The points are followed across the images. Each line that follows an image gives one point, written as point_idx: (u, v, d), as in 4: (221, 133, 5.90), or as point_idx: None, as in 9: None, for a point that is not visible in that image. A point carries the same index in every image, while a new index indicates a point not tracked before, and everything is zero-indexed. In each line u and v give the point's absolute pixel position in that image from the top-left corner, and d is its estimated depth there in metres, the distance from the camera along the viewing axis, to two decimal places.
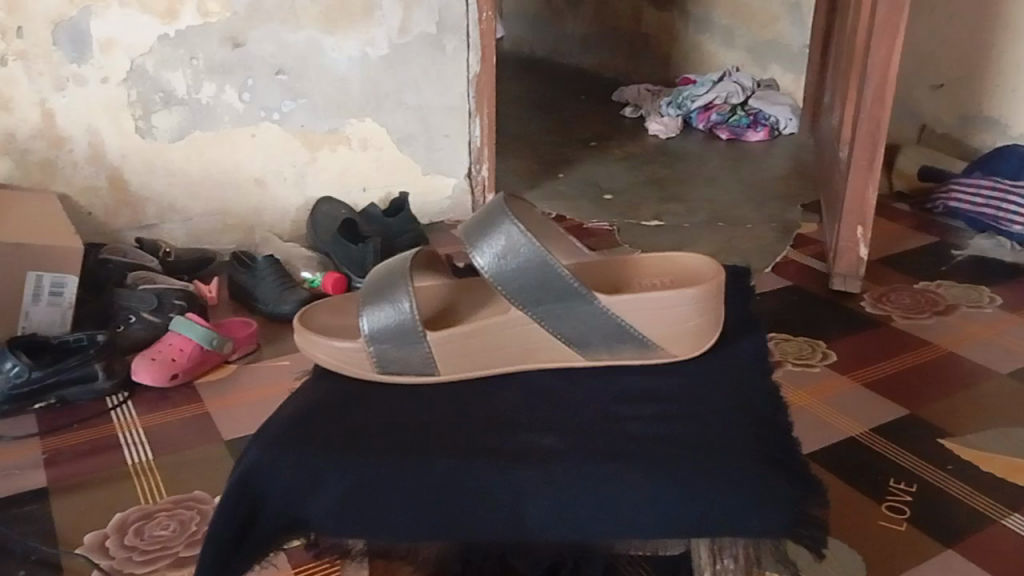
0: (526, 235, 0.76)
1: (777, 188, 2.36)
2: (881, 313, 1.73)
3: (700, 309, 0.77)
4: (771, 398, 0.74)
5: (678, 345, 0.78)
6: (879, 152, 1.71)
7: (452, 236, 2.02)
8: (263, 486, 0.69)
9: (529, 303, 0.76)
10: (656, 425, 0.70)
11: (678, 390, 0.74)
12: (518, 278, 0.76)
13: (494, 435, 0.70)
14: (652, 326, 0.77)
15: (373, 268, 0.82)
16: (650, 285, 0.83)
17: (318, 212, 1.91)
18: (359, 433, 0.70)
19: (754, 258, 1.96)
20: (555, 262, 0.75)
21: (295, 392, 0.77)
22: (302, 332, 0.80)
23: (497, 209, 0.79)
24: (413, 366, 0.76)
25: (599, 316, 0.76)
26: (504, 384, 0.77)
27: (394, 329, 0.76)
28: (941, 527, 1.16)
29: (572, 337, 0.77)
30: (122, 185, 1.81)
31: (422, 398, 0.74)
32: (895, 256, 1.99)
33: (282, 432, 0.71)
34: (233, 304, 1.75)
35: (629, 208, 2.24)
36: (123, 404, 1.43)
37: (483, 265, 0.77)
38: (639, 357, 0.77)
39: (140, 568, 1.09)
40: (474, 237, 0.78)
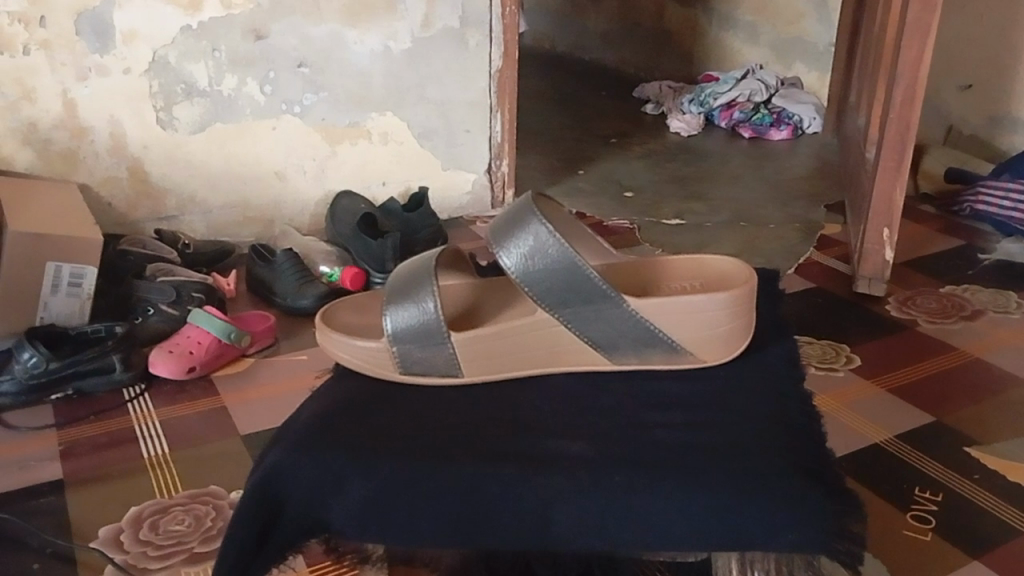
0: (554, 236, 0.74)
1: (801, 188, 2.33)
2: (907, 317, 1.70)
3: (731, 313, 0.75)
4: (801, 409, 0.72)
5: (708, 350, 0.76)
6: (907, 153, 1.68)
7: (471, 232, 2.01)
8: (283, 487, 0.67)
9: (556, 305, 0.75)
10: (685, 433, 0.68)
11: (706, 398, 0.73)
12: (545, 279, 0.74)
13: (520, 439, 0.68)
14: (681, 330, 0.75)
15: (397, 266, 0.81)
16: (680, 288, 0.82)
17: (337, 205, 1.90)
18: (382, 434, 0.69)
19: (778, 259, 1.93)
20: (584, 264, 0.74)
21: (315, 392, 0.76)
22: (324, 330, 0.78)
23: (524, 208, 0.77)
24: (437, 367, 0.74)
25: (627, 319, 0.74)
26: (529, 387, 0.75)
27: (418, 329, 0.74)
28: (968, 538, 1.14)
29: (599, 341, 0.75)
30: (142, 177, 1.80)
31: (446, 401, 0.73)
32: (920, 259, 1.96)
33: (302, 431, 0.70)
34: (252, 297, 1.74)
35: (650, 206, 2.22)
36: (141, 396, 1.43)
37: (509, 265, 0.76)
38: (668, 362, 0.76)
39: (155, 564, 1.08)
40: (501, 237, 0.77)
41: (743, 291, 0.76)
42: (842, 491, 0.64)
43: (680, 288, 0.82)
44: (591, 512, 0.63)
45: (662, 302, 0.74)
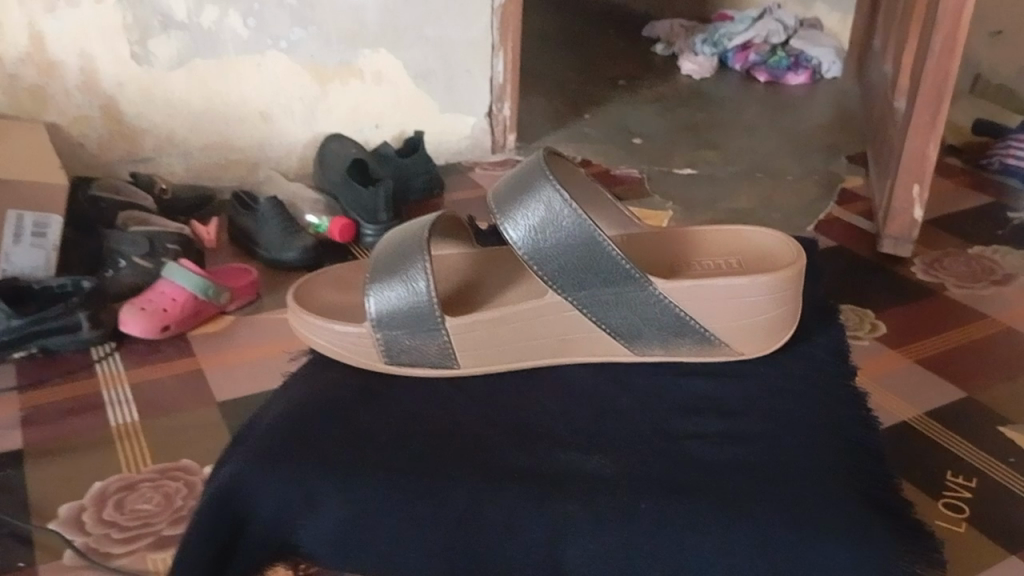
0: (571, 207, 0.66)
1: (819, 138, 2.20)
2: (934, 281, 1.59)
3: (775, 301, 0.68)
4: (828, 417, 0.65)
5: (742, 339, 0.68)
6: (945, 106, 1.56)
7: (470, 179, 1.88)
8: (245, 502, 0.60)
9: (569, 286, 0.67)
10: (694, 452, 0.62)
11: (721, 405, 0.66)
12: (557, 256, 0.66)
13: (515, 454, 0.61)
14: (714, 318, 0.68)
15: (387, 233, 0.72)
16: (715, 267, 0.74)
17: (326, 149, 1.77)
18: (359, 442, 0.62)
19: (796, 214, 1.82)
20: (602, 241, 0.66)
21: (289, 383, 0.68)
22: (300, 309, 0.70)
23: (535, 172, 0.69)
24: (429, 358, 0.67)
25: (653, 305, 0.67)
26: (531, 384, 0.68)
27: (408, 314, 0.66)
28: (1006, 530, 1.03)
29: (616, 327, 0.68)
30: (117, 116, 1.67)
31: (439, 397, 0.66)
32: (947, 218, 1.84)
33: (267, 436, 0.62)
34: (233, 249, 1.62)
35: (660, 154, 2.09)
36: (110, 356, 1.32)
37: (516, 239, 0.67)
38: (699, 353, 0.69)
39: (118, 548, 0.99)
40: (507, 205, 0.69)
41: (792, 275, 0.67)
42: (873, 524, 0.57)
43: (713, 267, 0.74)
44: (593, 543, 0.57)
45: (689, 286, 0.67)
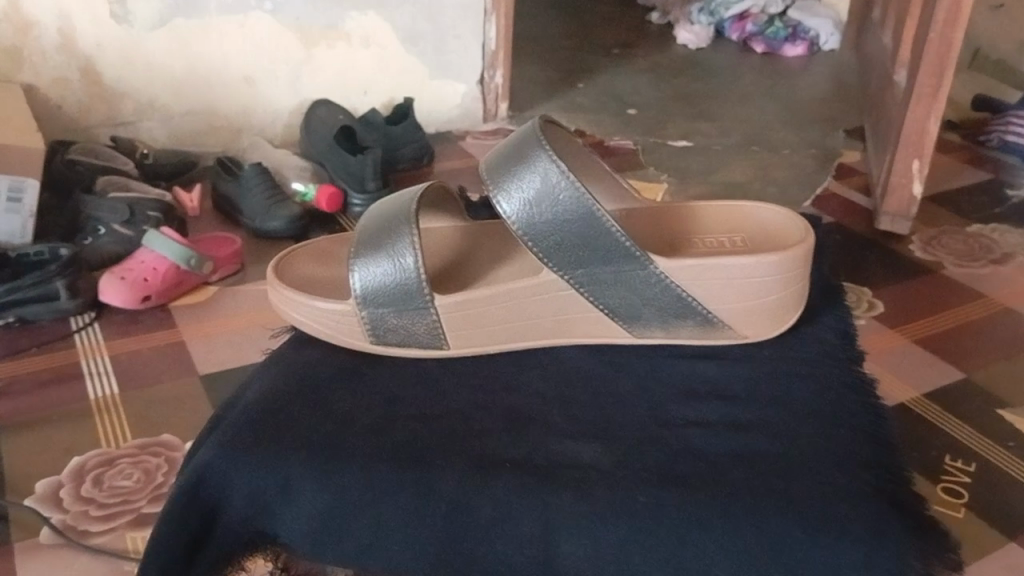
0: (568, 178, 0.64)
1: (816, 110, 2.16)
2: (932, 259, 1.56)
3: (780, 282, 0.66)
4: (812, 403, 0.64)
5: (747, 322, 0.67)
6: (947, 79, 1.52)
7: (460, 148, 1.83)
8: (216, 491, 0.58)
9: (564, 262, 0.65)
10: (670, 439, 0.60)
11: (699, 388, 0.65)
12: (551, 232, 0.65)
13: (488, 440, 0.60)
14: (718, 299, 0.66)
15: (373, 205, 0.71)
16: (715, 247, 0.74)
17: (313, 114, 1.72)
18: (329, 427, 0.60)
19: (792, 188, 1.78)
20: (600, 216, 0.64)
21: (263, 362, 0.67)
22: (280, 286, 0.69)
23: (531, 141, 0.67)
24: (418, 338, 0.66)
25: (652, 284, 0.65)
26: (518, 364, 0.67)
27: (394, 291, 0.65)
28: (1004, 516, 1.02)
29: (613, 308, 0.66)
30: (96, 79, 1.62)
31: (428, 380, 0.65)
32: (945, 194, 1.81)
33: (235, 422, 0.61)
34: (217, 216, 1.57)
35: (655, 125, 2.05)
36: (89, 326, 1.28)
37: (509, 210, 0.66)
38: (700, 337, 0.67)
39: (96, 526, 0.96)
40: (503, 176, 0.67)
41: (803, 252, 0.66)
42: (867, 514, 0.55)
43: (713, 245, 0.75)
44: (577, 535, 0.55)
45: (689, 264, 0.65)
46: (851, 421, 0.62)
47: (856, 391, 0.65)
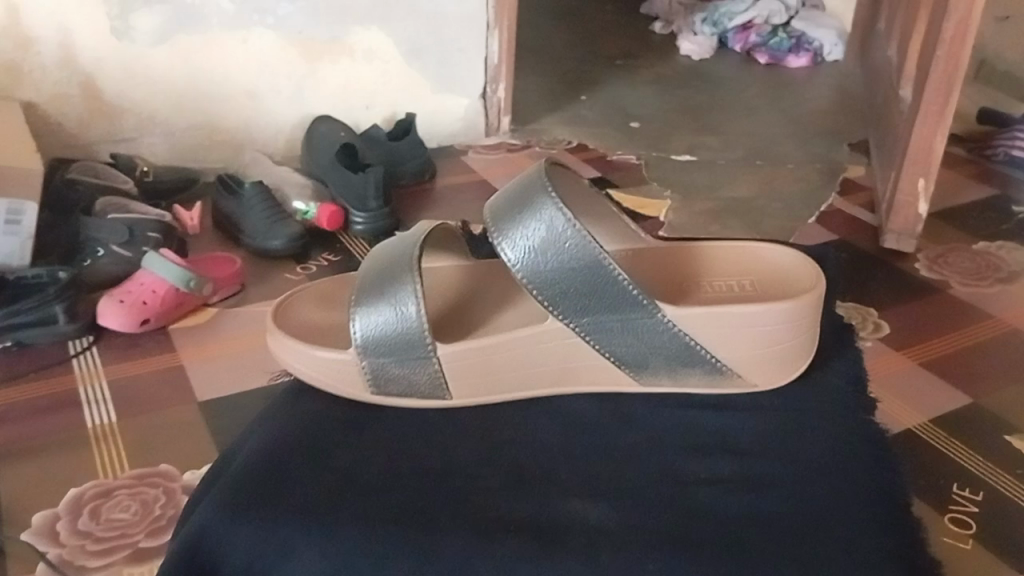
0: (574, 227, 0.73)
1: (821, 122, 2.15)
2: (938, 278, 1.54)
3: (789, 330, 0.75)
4: (748, 462, 0.71)
5: (754, 368, 0.76)
6: (954, 96, 1.51)
7: (462, 162, 1.82)
8: (211, 552, 0.65)
9: (566, 303, 0.74)
10: (619, 499, 0.68)
11: (647, 449, 0.73)
12: (556, 277, 0.73)
13: (456, 498, 0.67)
14: (729, 348, 0.75)
15: (372, 257, 0.79)
16: (729, 292, 0.83)
17: (315, 131, 1.70)
18: (314, 488, 0.67)
19: (797, 204, 1.77)
20: (600, 263, 0.72)
21: (256, 426, 0.75)
22: (285, 333, 0.77)
23: (539, 191, 0.75)
24: (420, 388, 0.74)
25: (654, 331, 0.74)
26: (499, 415, 0.76)
27: (397, 340, 0.73)
28: (1015, 548, 1.00)
29: (610, 347, 0.75)
30: (96, 94, 1.61)
31: (433, 440, 0.72)
32: (952, 210, 1.80)
33: (227, 487, 0.68)
34: (217, 234, 1.56)
35: (659, 138, 2.04)
36: (88, 350, 1.27)
37: (518, 255, 0.74)
38: (709, 385, 0.76)
39: (93, 561, 0.94)
40: (513, 223, 0.75)
41: (809, 303, 0.76)
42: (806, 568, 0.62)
43: (725, 289, 0.84)
44: None
45: (699, 314, 0.74)
46: (783, 479, 0.70)
47: (791, 447, 0.73)
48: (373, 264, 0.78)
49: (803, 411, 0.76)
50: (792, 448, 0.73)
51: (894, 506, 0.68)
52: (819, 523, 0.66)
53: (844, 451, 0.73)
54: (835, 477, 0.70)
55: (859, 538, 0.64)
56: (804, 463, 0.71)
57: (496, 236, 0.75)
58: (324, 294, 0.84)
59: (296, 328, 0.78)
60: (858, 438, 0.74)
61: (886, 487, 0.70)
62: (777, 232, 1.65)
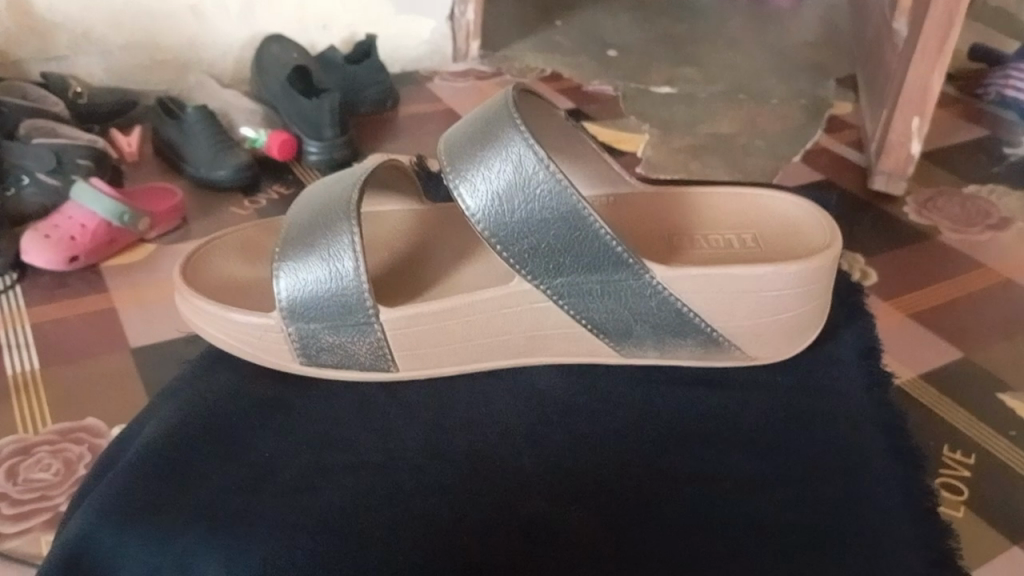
0: (546, 168, 0.63)
1: (806, 55, 2.04)
2: (927, 223, 1.46)
3: (798, 297, 0.67)
4: (716, 450, 0.64)
5: (753, 340, 0.69)
6: (954, 31, 1.41)
7: (426, 90, 1.69)
8: (98, 560, 0.57)
9: (536, 260, 0.64)
10: (575, 494, 0.60)
11: (610, 431, 0.65)
12: (524, 230, 0.64)
13: (388, 495, 0.59)
14: (727, 317, 0.67)
15: (302, 201, 0.69)
16: (728, 249, 0.76)
17: (266, 51, 1.56)
18: (223, 484, 0.59)
19: (781, 141, 1.67)
20: (575, 212, 0.63)
21: (160, 406, 0.67)
22: (202, 293, 0.67)
23: (505, 123, 0.65)
24: (361, 360, 0.66)
25: (636, 293, 0.65)
26: (449, 392, 0.68)
27: (333, 303, 0.64)
28: (1010, 516, 0.92)
29: (586, 311, 0.66)
30: (24, 8, 1.45)
31: (376, 427, 0.65)
32: (941, 151, 1.70)
33: (117, 483, 0.60)
34: (159, 163, 1.44)
35: (637, 69, 1.92)
36: (11, 289, 1.15)
37: (480, 202, 0.64)
38: (698, 355, 0.69)
39: (7, 528, 0.84)
40: (475, 162, 0.65)
41: (825, 266, 0.67)
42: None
43: (723, 244, 0.76)
44: None
45: (693, 278, 0.66)
46: (754, 467, 0.63)
47: (766, 433, 0.65)
48: (304, 209, 0.68)
49: (782, 391, 0.69)
50: (765, 434, 0.65)
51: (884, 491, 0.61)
52: (795, 523, 0.59)
53: (823, 432, 0.66)
54: (816, 466, 0.63)
55: (840, 537, 0.58)
56: (779, 451, 0.64)
57: (454, 176, 0.66)
58: (248, 247, 0.74)
59: (219, 287, 0.68)
60: (845, 418, 0.67)
61: (874, 475, 0.62)
62: (761, 172, 1.55)
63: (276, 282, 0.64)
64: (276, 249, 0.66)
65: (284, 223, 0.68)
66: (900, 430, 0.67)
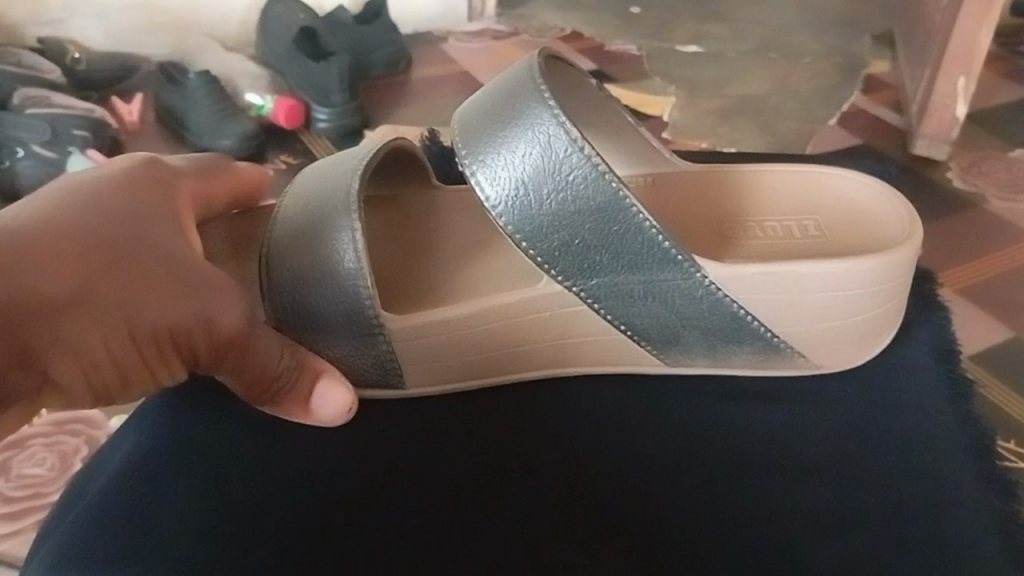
0: (579, 153, 0.57)
1: (841, 10, 1.93)
2: (971, 189, 1.34)
3: (873, 298, 0.61)
4: (774, 472, 0.57)
5: (820, 347, 0.62)
6: None
7: (438, 52, 1.60)
8: None
9: (568, 258, 0.59)
10: (612, 519, 0.54)
11: (653, 452, 0.59)
12: (552, 224, 0.58)
13: (394, 531, 0.53)
14: (794, 322, 0.61)
15: (303, 187, 0.62)
16: (791, 240, 0.70)
17: (270, 12, 1.48)
18: (199, 517, 0.54)
19: (814, 102, 1.57)
20: (612, 205, 0.57)
21: (136, 427, 0.61)
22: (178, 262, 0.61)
23: (532, 97, 0.59)
24: (371, 376, 0.60)
25: (687, 296, 0.59)
26: (471, 413, 0.62)
27: (336, 311, 0.57)
28: None
29: (625, 316, 0.61)
30: None
31: (388, 454, 0.58)
32: (987, 110, 1.58)
33: (74, 529, 0.53)
34: (160, 132, 1.35)
35: (661, 26, 1.82)
36: None
37: (502, 192, 0.59)
38: (753, 362, 0.63)
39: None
40: (498, 144, 0.59)
41: (904, 263, 0.60)
42: None
43: (782, 233, 0.71)
44: None
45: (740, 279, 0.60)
46: (813, 487, 0.56)
47: (813, 456, 0.58)
48: (298, 198, 0.62)
49: (848, 404, 0.62)
50: (813, 453, 0.59)
51: (963, 517, 0.54)
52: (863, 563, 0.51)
53: (897, 450, 0.59)
54: (883, 491, 0.56)
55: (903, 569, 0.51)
56: (824, 475, 0.57)
57: (474, 159, 0.60)
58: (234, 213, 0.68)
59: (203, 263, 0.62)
60: (910, 436, 0.59)
61: (953, 504, 0.55)
62: (793, 136, 1.46)
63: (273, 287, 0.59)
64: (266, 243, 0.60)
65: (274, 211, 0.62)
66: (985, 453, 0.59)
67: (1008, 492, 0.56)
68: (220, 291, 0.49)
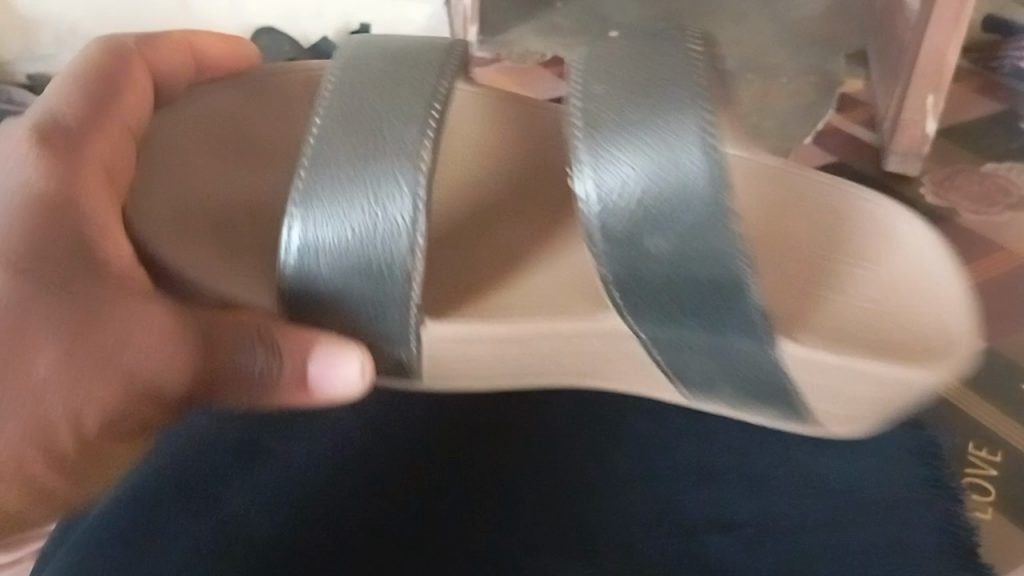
0: (715, 205, 0.58)
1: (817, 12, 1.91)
2: (943, 206, 1.36)
3: (902, 398, 0.59)
4: (738, 485, 0.65)
5: (842, 419, 0.61)
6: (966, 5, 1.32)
7: None
8: None
9: (640, 290, 0.60)
10: (600, 511, 0.62)
11: (637, 466, 0.66)
12: (644, 250, 0.60)
13: (395, 522, 0.60)
14: (828, 395, 0.61)
15: (372, 132, 0.61)
16: (843, 295, 0.66)
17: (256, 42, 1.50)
18: (222, 529, 0.59)
19: (788, 116, 1.59)
20: (717, 269, 0.58)
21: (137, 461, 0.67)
22: (133, 170, 0.68)
23: (690, 131, 0.60)
24: (390, 367, 0.62)
25: (751, 368, 0.59)
26: (487, 427, 0.69)
27: (375, 294, 0.59)
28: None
29: (675, 362, 0.61)
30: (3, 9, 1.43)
31: (404, 457, 0.65)
32: (962, 118, 1.57)
33: (87, 535, 0.60)
34: None
35: None
36: None
37: (610, 197, 0.60)
38: (775, 420, 0.62)
39: None
40: (618, 150, 0.60)
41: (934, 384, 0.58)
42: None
43: (844, 280, 0.67)
44: None
45: (794, 345, 0.60)
46: (774, 494, 0.64)
47: (777, 470, 0.66)
48: (346, 152, 0.61)
49: None
50: (774, 468, 0.66)
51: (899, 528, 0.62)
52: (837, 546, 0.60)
53: (855, 467, 0.66)
54: (834, 502, 0.63)
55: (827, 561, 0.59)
56: (781, 488, 0.65)
57: (585, 155, 0.61)
58: (208, 110, 0.75)
59: (172, 169, 0.70)
60: (872, 459, 0.67)
61: (891, 518, 0.63)
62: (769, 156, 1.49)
63: (321, 260, 0.59)
64: (317, 207, 0.59)
65: (320, 160, 0.60)
66: (936, 482, 0.67)
67: (950, 496, 0.66)
68: (150, 321, 0.55)
